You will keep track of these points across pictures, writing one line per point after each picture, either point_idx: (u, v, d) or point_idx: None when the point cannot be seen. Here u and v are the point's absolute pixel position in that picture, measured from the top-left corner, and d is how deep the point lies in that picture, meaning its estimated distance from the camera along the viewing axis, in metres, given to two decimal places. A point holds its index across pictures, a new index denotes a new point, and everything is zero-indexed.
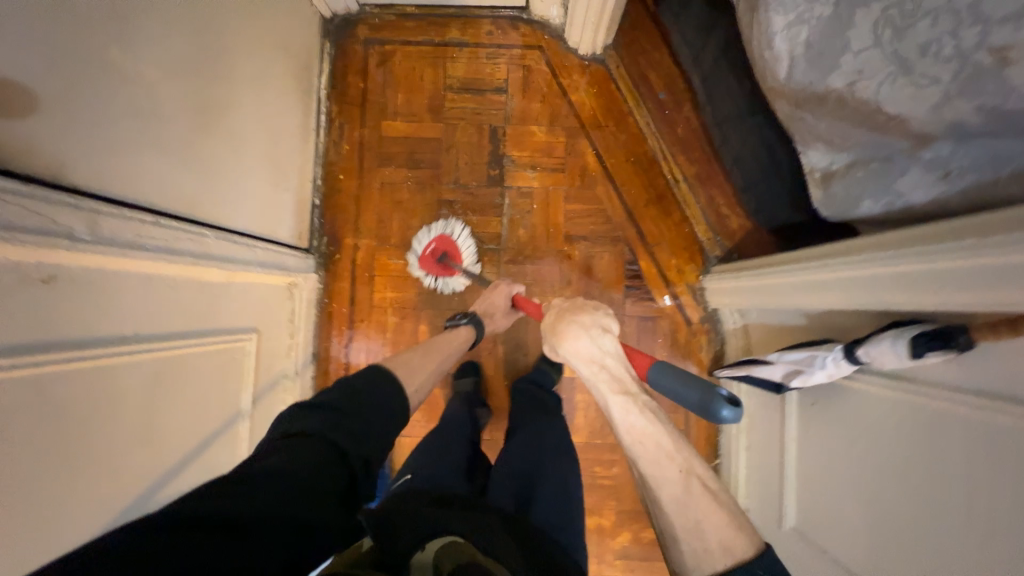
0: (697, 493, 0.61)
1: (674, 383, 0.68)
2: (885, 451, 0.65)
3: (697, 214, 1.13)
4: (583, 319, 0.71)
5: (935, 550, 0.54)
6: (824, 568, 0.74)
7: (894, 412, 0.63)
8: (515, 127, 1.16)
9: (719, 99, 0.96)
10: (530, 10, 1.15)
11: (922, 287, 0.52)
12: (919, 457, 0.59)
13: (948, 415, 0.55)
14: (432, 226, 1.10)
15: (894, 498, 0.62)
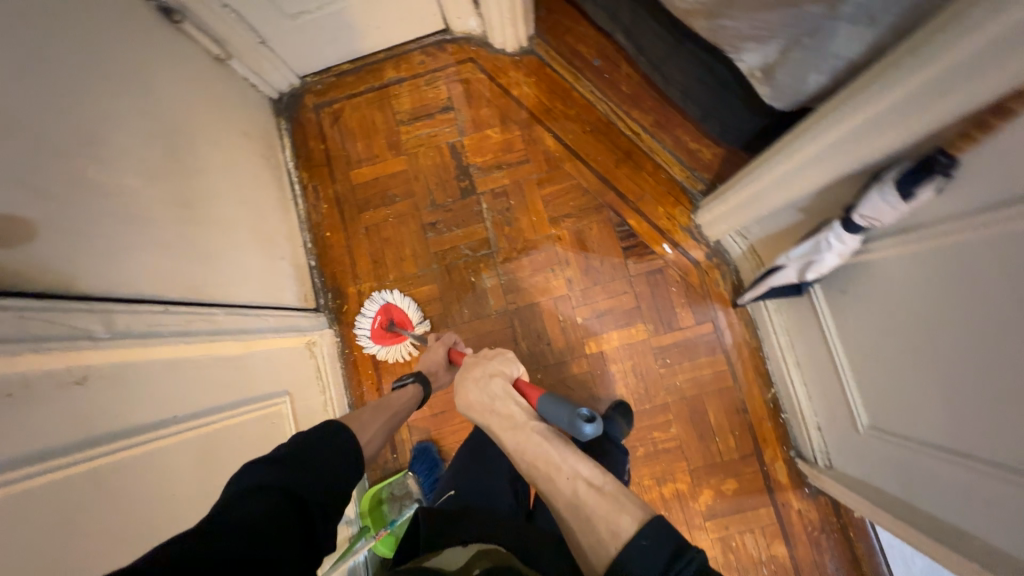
0: (586, 492, 0.53)
1: (548, 409, 0.67)
2: (923, 308, 0.62)
3: (668, 157, 1.14)
4: (472, 370, 0.73)
5: (1015, 383, 0.51)
6: (913, 453, 0.69)
7: (917, 265, 0.61)
8: (472, 137, 1.20)
9: (647, 44, 0.99)
10: (452, 30, 1.22)
11: (893, 120, 0.51)
12: (959, 298, 0.56)
13: (966, 244, 0.53)
14: (371, 300, 1.15)
15: (953, 351, 0.59)
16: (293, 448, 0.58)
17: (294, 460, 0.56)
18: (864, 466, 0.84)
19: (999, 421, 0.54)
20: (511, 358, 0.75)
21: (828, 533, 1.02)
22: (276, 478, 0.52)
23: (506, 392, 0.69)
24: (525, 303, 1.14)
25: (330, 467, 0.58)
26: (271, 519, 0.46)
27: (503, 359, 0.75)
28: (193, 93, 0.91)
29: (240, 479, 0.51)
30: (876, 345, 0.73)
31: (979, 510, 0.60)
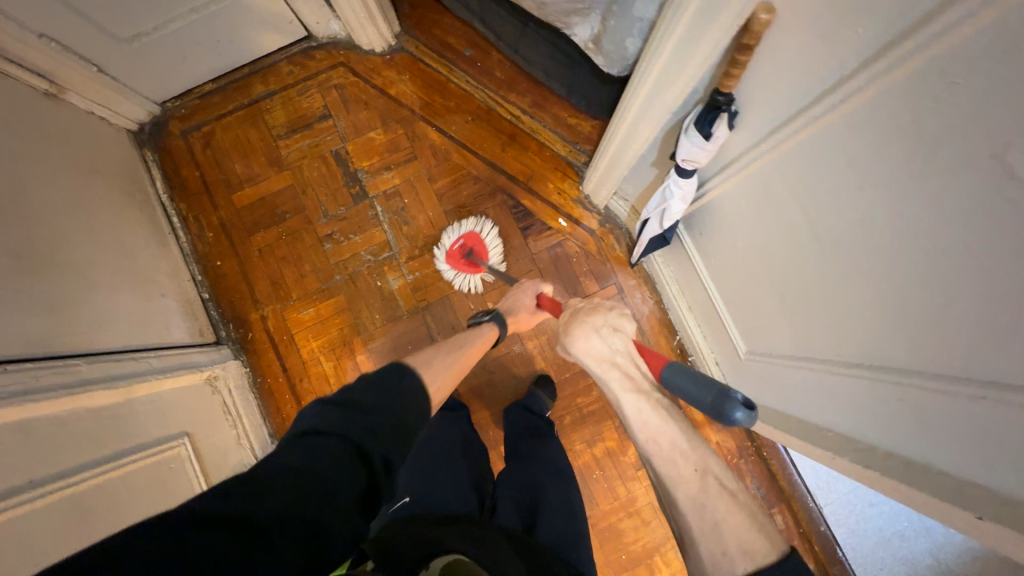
0: (715, 491, 0.57)
1: (686, 383, 0.63)
2: (758, 231, 0.68)
3: (550, 135, 1.18)
4: (593, 320, 0.74)
5: (831, 281, 0.58)
6: (779, 366, 0.77)
7: (743, 194, 0.67)
8: (355, 141, 1.19)
9: (503, 28, 1.02)
10: (315, 36, 1.19)
11: (683, 62, 0.56)
12: (781, 215, 0.62)
13: (776, 165, 0.59)
14: (462, 223, 1.14)
15: (784, 266, 0.65)
16: (371, 392, 0.56)
17: (370, 407, 0.53)
18: (748, 390, 0.92)
19: (827, 318, 0.61)
20: (628, 317, 0.75)
21: (745, 457, 1.11)
22: (347, 422, 0.51)
23: (631, 354, 0.71)
24: (437, 298, 1.14)
25: (406, 410, 0.56)
26: (335, 480, 0.45)
27: (621, 313, 0.75)
28: (14, 132, 0.83)
29: (318, 421, 0.50)
30: (734, 275, 0.80)
31: (825, 401, 0.68)
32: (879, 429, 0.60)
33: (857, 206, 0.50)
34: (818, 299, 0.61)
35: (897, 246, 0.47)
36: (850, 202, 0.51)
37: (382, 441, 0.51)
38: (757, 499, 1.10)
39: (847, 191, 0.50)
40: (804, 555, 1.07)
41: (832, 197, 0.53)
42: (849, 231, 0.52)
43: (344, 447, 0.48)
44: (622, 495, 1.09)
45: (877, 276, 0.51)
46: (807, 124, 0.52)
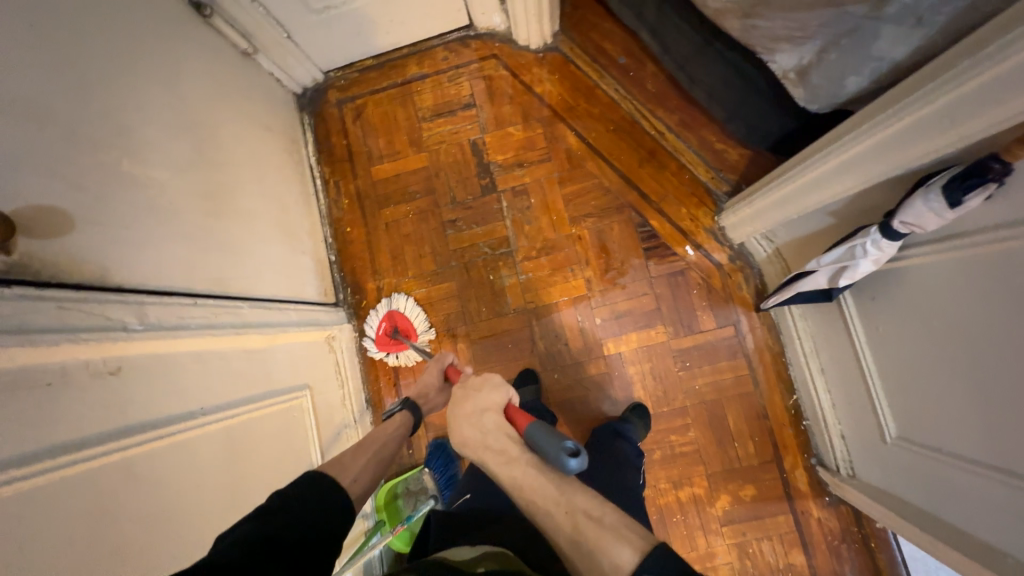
0: (583, 525, 0.52)
1: (534, 439, 0.60)
2: (959, 318, 0.60)
3: (693, 158, 1.12)
4: (461, 407, 0.69)
5: None
6: (940, 467, 0.68)
7: (953, 274, 0.59)
8: (494, 133, 1.20)
9: (675, 43, 0.97)
10: (475, 26, 1.21)
11: (943, 126, 0.51)
12: (998, 310, 0.54)
13: (1009, 259, 0.51)
14: (377, 307, 1.16)
15: (987, 364, 0.58)
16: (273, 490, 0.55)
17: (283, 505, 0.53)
18: (887, 477, 0.83)
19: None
20: (498, 385, 0.70)
21: (848, 543, 1.00)
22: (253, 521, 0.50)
23: (499, 428, 0.65)
24: (544, 302, 1.14)
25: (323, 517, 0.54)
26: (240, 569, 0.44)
27: (491, 387, 0.70)
28: (220, 86, 0.92)
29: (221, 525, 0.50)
30: (905, 354, 0.72)
31: (1012, 528, 0.59)
32: None
33: None
34: None
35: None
36: None
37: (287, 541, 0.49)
38: None
39: None
40: None
41: None
42: None
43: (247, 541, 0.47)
44: (700, 547, 1.03)
45: None
46: None
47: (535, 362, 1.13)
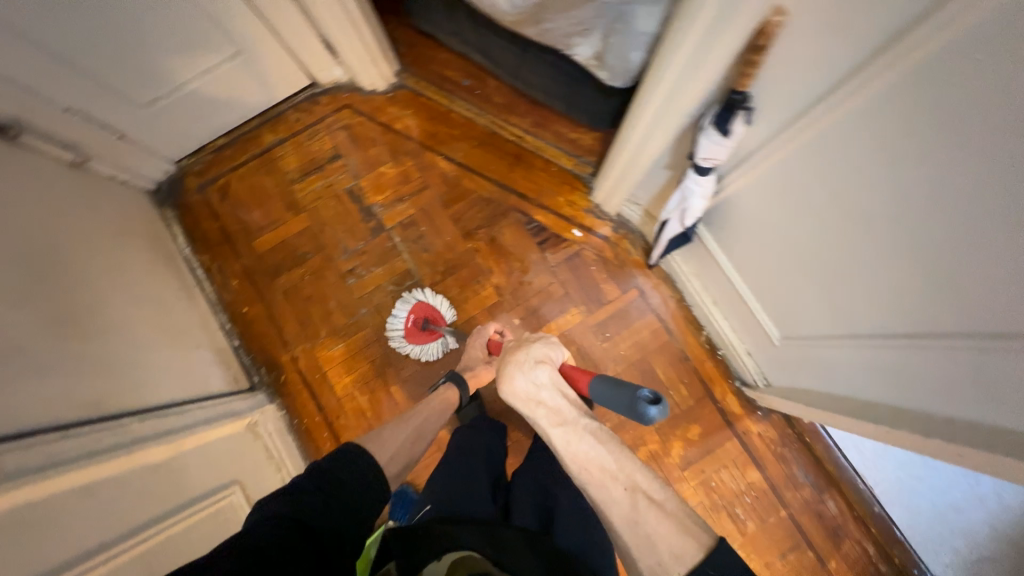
0: (646, 509, 0.60)
1: (610, 394, 0.71)
2: (785, 220, 0.70)
3: (555, 151, 1.22)
4: (515, 356, 0.78)
5: (874, 261, 0.60)
6: (821, 349, 0.78)
7: (767, 185, 0.69)
8: (367, 177, 1.23)
9: (501, 56, 1.07)
10: (319, 83, 1.25)
11: (699, 66, 0.60)
12: (810, 202, 0.64)
13: (800, 153, 0.61)
14: (406, 296, 1.12)
15: (818, 249, 0.67)
16: (315, 476, 0.63)
17: (320, 490, 0.61)
18: (788, 376, 0.93)
19: (871, 293, 0.63)
20: (554, 347, 0.80)
21: (790, 446, 1.10)
22: (294, 505, 0.57)
23: (556, 385, 0.74)
24: (463, 320, 1.16)
25: (350, 499, 0.63)
26: (285, 544, 0.51)
27: (546, 345, 0.81)
28: (50, 203, 0.86)
29: (266, 507, 0.57)
30: (762, 264, 0.82)
31: (880, 376, 0.69)
32: (946, 400, 0.60)
33: (892, 187, 0.53)
34: (865, 278, 0.63)
35: (950, 215, 0.48)
36: (884, 182, 0.53)
37: (325, 519, 0.57)
38: (806, 486, 1.09)
39: (879, 172, 0.53)
40: (861, 538, 1.07)
41: (862, 179, 0.55)
42: (883, 212, 0.55)
43: (290, 522, 0.54)
44: None
45: (919, 250, 0.53)
46: (828, 117, 0.54)
47: None
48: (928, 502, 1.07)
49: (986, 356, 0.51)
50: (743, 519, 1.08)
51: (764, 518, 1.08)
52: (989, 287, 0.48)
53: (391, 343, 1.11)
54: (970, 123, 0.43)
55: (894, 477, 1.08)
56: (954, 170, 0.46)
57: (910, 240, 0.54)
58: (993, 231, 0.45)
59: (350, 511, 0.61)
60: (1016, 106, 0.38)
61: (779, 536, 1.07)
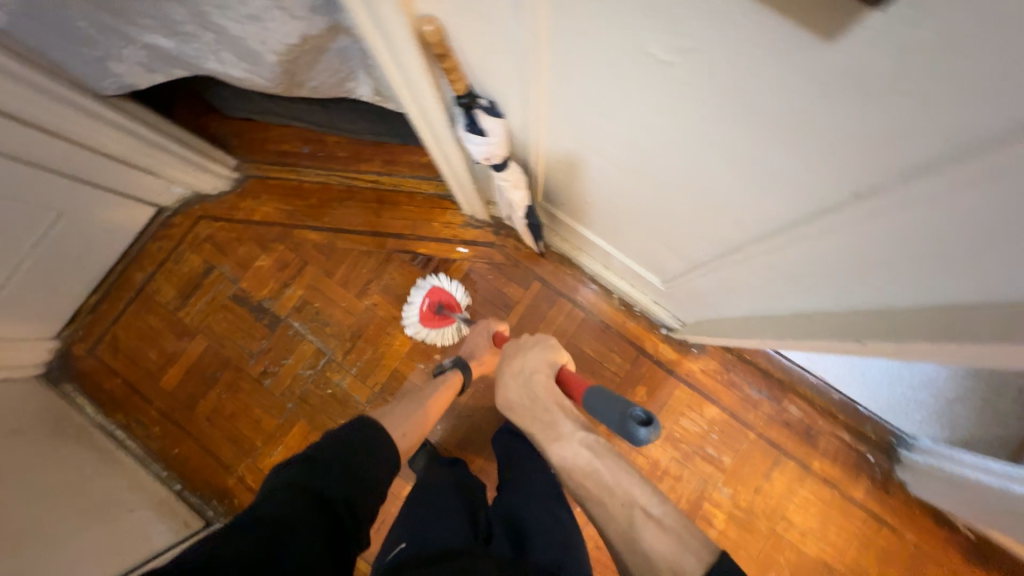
0: (643, 524, 0.55)
1: (600, 405, 0.64)
2: (591, 182, 0.68)
3: (413, 180, 1.21)
4: (512, 365, 0.77)
5: (661, 202, 0.58)
6: (688, 283, 0.77)
7: (558, 157, 0.67)
8: (246, 276, 1.21)
9: (315, 114, 1.05)
10: (166, 206, 1.23)
11: (416, 93, 0.57)
12: (592, 163, 0.62)
13: (553, 127, 0.59)
14: (422, 283, 1.15)
15: (626, 201, 0.66)
16: (324, 445, 0.62)
17: (341, 458, 0.61)
18: (692, 312, 0.92)
19: (679, 230, 0.62)
20: (553, 351, 0.76)
21: (736, 370, 1.10)
22: (306, 472, 0.57)
23: (549, 391, 0.72)
24: (387, 376, 1.15)
25: (368, 464, 0.63)
26: (298, 520, 0.51)
27: (543, 350, 0.77)
28: None
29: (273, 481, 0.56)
30: (607, 224, 0.81)
31: (737, 292, 0.67)
32: (782, 302, 0.59)
33: (625, 135, 0.50)
34: (669, 219, 0.61)
35: (672, 150, 0.46)
36: (617, 133, 0.50)
37: (341, 487, 0.58)
38: (764, 402, 1.08)
39: (607, 125, 0.50)
40: (833, 429, 1.07)
41: (605, 136, 0.53)
42: (636, 158, 0.53)
43: (300, 491, 0.54)
44: (644, 466, 1.07)
45: (678, 184, 0.51)
46: (539, 91, 0.51)
47: None
48: (882, 367, 1.07)
49: (777, 257, 0.49)
50: (717, 456, 1.07)
51: (737, 447, 1.07)
52: (732, 197, 0.46)
53: (407, 330, 1.13)
54: (617, 66, 0.40)
55: (839, 362, 1.07)
56: (647, 111, 0.43)
57: (666, 178, 0.52)
58: (707, 154, 0.42)
59: (367, 479, 0.62)
60: (632, 38, 0.35)
61: (756, 458, 1.06)
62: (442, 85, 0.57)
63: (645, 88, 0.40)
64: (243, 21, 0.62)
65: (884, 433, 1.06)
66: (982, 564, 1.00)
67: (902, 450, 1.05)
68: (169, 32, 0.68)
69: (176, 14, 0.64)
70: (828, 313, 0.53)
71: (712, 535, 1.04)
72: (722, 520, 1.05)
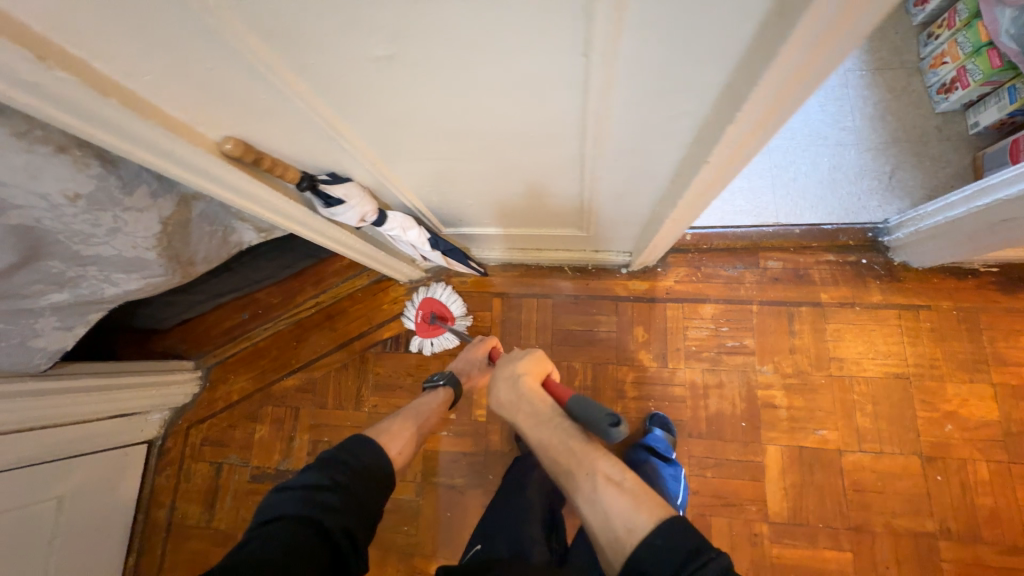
0: (605, 490, 0.60)
1: (579, 401, 0.68)
2: (459, 187, 0.73)
3: (347, 283, 1.27)
4: (500, 366, 0.81)
5: (510, 161, 0.63)
6: (595, 213, 0.81)
7: (421, 185, 0.73)
8: (254, 453, 1.21)
9: (232, 280, 1.11)
10: (154, 437, 1.25)
11: (271, 205, 0.63)
12: (443, 170, 0.67)
13: (392, 163, 0.65)
14: (417, 295, 1.17)
15: (493, 182, 0.71)
16: (328, 469, 0.64)
17: (338, 481, 0.63)
18: (626, 237, 0.95)
19: (543, 175, 0.67)
20: (533, 348, 0.81)
21: (705, 263, 1.11)
22: (307, 505, 0.59)
23: (532, 385, 0.75)
24: (421, 461, 1.13)
25: (364, 482, 0.65)
26: (295, 553, 0.54)
27: (524, 350, 0.82)
28: None
29: (278, 507, 0.59)
30: (504, 213, 0.86)
31: (627, 195, 0.71)
32: (660, 179, 0.63)
33: (437, 131, 0.55)
34: (530, 171, 0.66)
35: (471, 118, 0.52)
36: (430, 133, 0.56)
37: (338, 513, 0.60)
38: (745, 273, 1.10)
39: (419, 133, 0.56)
40: (817, 258, 1.08)
41: (427, 143, 0.59)
42: (461, 143, 0.58)
43: (297, 525, 0.57)
44: (685, 393, 1.06)
45: (504, 138, 0.56)
46: (355, 142, 0.57)
47: (474, 491, 1.10)
48: (818, 182, 1.10)
49: (613, 142, 0.54)
50: (739, 344, 1.06)
51: (750, 325, 1.07)
52: (539, 120, 0.51)
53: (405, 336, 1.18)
54: (374, 83, 0.46)
55: (780, 199, 1.11)
56: (426, 101, 0.49)
57: (491, 141, 0.57)
58: (491, 100, 0.48)
59: (362, 498, 0.64)
60: (360, 55, 0.42)
61: (773, 324, 1.06)
62: (278, 182, 0.63)
63: (401, 81, 0.45)
64: (107, 237, 0.67)
65: (861, 234, 1.07)
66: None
67: (884, 238, 1.05)
68: (58, 285, 0.73)
69: (55, 267, 0.69)
70: (683, 162, 0.57)
71: (783, 415, 1.01)
72: (782, 396, 1.02)
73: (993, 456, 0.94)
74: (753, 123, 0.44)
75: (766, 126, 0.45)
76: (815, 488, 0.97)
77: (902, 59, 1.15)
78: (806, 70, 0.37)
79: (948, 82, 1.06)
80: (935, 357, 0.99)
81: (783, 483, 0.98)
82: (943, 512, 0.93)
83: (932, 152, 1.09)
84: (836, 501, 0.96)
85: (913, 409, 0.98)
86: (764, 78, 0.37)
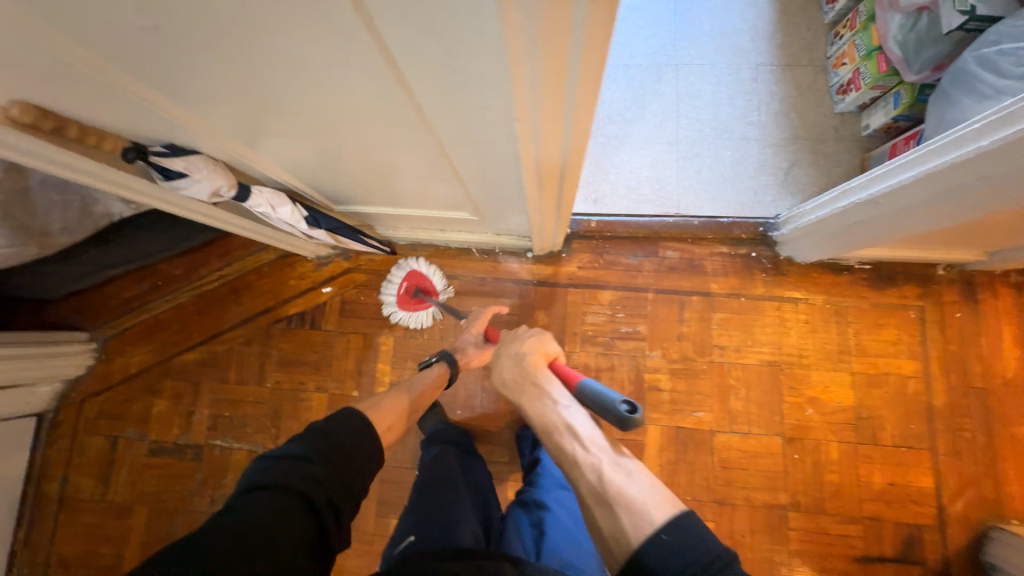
0: (609, 479, 0.60)
1: (593, 387, 0.67)
2: (323, 166, 0.72)
3: (253, 258, 1.23)
4: (510, 347, 0.81)
5: (356, 142, 0.62)
6: (472, 196, 0.81)
7: (282, 164, 0.71)
8: (151, 427, 1.19)
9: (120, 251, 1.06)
10: (45, 410, 1.20)
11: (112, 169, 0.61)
12: (295, 149, 0.65)
13: (234, 142, 0.62)
14: (398, 267, 1.15)
15: (354, 161, 0.69)
16: (315, 440, 0.62)
17: (327, 454, 0.61)
18: (518, 222, 0.96)
19: (397, 156, 0.66)
20: (545, 336, 0.82)
21: (608, 250, 1.14)
22: (298, 474, 0.57)
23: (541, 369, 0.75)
24: None
25: (353, 456, 0.64)
26: (282, 522, 0.51)
27: (535, 336, 0.82)
28: None
29: (261, 473, 0.56)
30: (387, 194, 0.84)
31: (491, 178, 0.71)
32: (509, 164, 0.64)
33: (259, 110, 0.54)
34: (382, 152, 0.65)
35: (286, 98, 0.50)
36: (254, 111, 0.54)
37: (325, 484, 0.58)
38: (643, 262, 1.13)
39: (244, 111, 0.54)
40: (711, 249, 1.12)
41: (259, 121, 0.57)
42: (293, 123, 0.56)
43: (287, 492, 0.54)
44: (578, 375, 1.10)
45: (334, 119, 0.55)
46: (178, 117, 0.55)
47: None
48: (720, 174, 1.13)
49: (440, 124, 0.54)
50: (632, 329, 1.11)
51: (644, 312, 1.11)
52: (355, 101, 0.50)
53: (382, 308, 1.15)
54: (157, 58, 0.44)
55: (682, 190, 1.13)
56: (226, 78, 0.47)
57: (323, 122, 0.56)
58: (293, 80, 0.47)
59: (350, 472, 0.62)
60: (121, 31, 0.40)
61: (665, 311, 1.11)
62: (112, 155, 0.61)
63: (183, 60, 0.44)
64: None
65: (753, 228, 1.11)
66: (890, 285, 1.07)
67: (773, 233, 1.10)
68: None
69: None
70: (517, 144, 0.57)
71: (665, 397, 1.07)
72: (666, 380, 1.08)
73: (845, 438, 1.02)
74: (541, 90, 0.45)
75: (558, 96, 0.46)
76: (687, 466, 1.04)
77: (811, 57, 1.17)
78: (556, 27, 0.37)
79: (846, 83, 1.09)
80: (805, 347, 1.06)
81: (659, 460, 1.05)
82: (796, 487, 1.01)
83: (826, 151, 1.13)
84: (703, 477, 1.03)
85: (781, 395, 1.05)
86: (514, 38, 0.37)
